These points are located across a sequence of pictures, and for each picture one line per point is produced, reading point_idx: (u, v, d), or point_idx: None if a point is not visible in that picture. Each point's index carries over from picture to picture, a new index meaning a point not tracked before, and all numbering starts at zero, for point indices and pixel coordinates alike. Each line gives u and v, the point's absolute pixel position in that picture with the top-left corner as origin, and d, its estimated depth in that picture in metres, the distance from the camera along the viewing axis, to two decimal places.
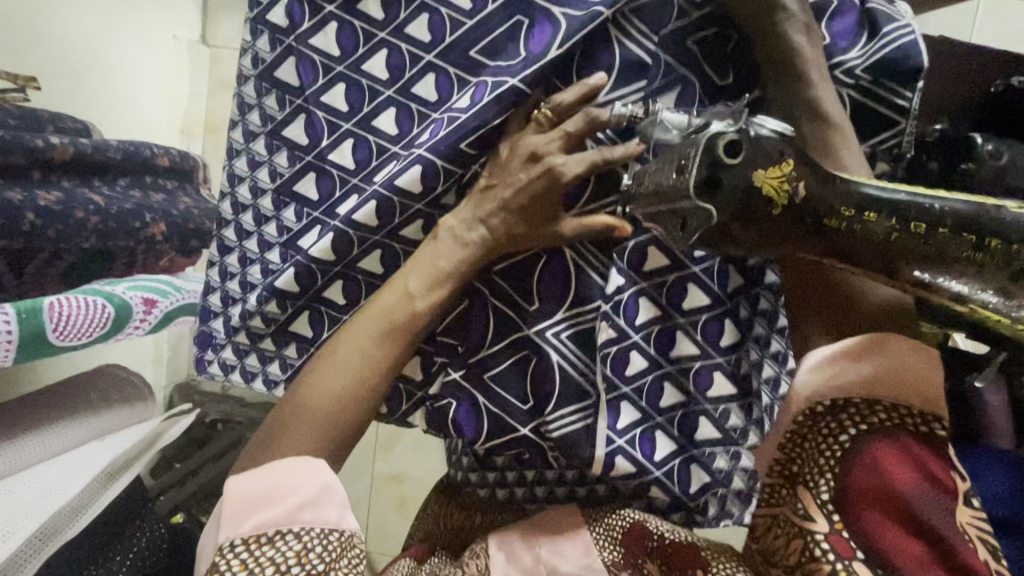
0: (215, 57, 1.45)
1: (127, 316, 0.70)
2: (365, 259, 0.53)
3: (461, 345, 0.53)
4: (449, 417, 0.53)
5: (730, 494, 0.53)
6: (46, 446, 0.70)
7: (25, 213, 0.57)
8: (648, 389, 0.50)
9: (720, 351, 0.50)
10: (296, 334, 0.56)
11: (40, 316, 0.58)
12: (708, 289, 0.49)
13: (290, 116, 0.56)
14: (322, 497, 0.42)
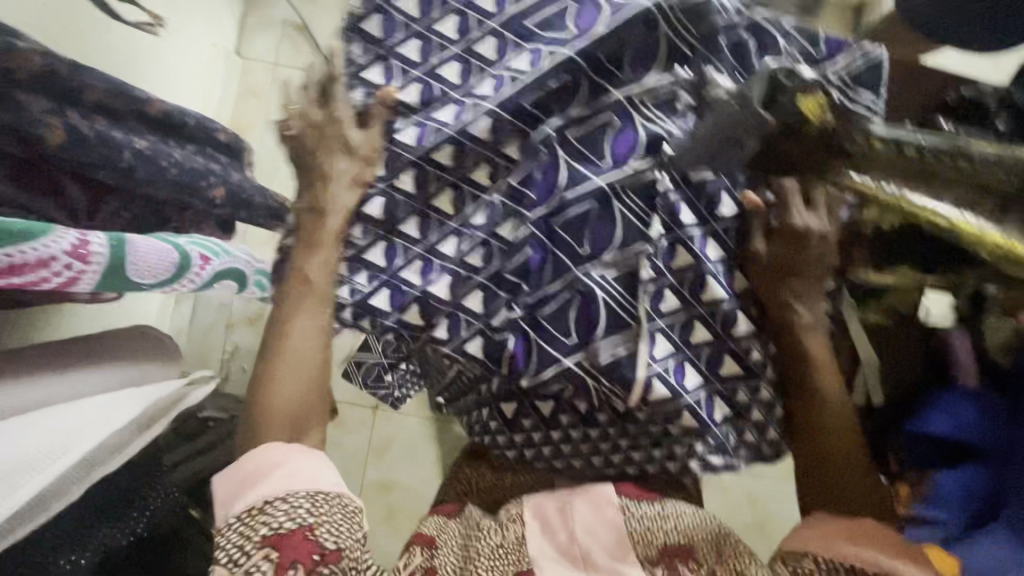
0: (247, 69, 1.54)
1: (186, 267, 0.72)
2: (439, 199, 0.66)
3: (523, 284, 0.62)
4: (507, 351, 0.63)
5: (749, 426, 0.64)
6: (70, 389, 0.68)
7: (123, 152, 0.61)
8: (681, 326, 0.60)
9: (735, 294, 0.61)
10: (370, 262, 0.67)
11: (124, 248, 0.60)
12: (723, 243, 0.61)
13: (406, 83, 0.66)
14: (271, 469, 0.56)
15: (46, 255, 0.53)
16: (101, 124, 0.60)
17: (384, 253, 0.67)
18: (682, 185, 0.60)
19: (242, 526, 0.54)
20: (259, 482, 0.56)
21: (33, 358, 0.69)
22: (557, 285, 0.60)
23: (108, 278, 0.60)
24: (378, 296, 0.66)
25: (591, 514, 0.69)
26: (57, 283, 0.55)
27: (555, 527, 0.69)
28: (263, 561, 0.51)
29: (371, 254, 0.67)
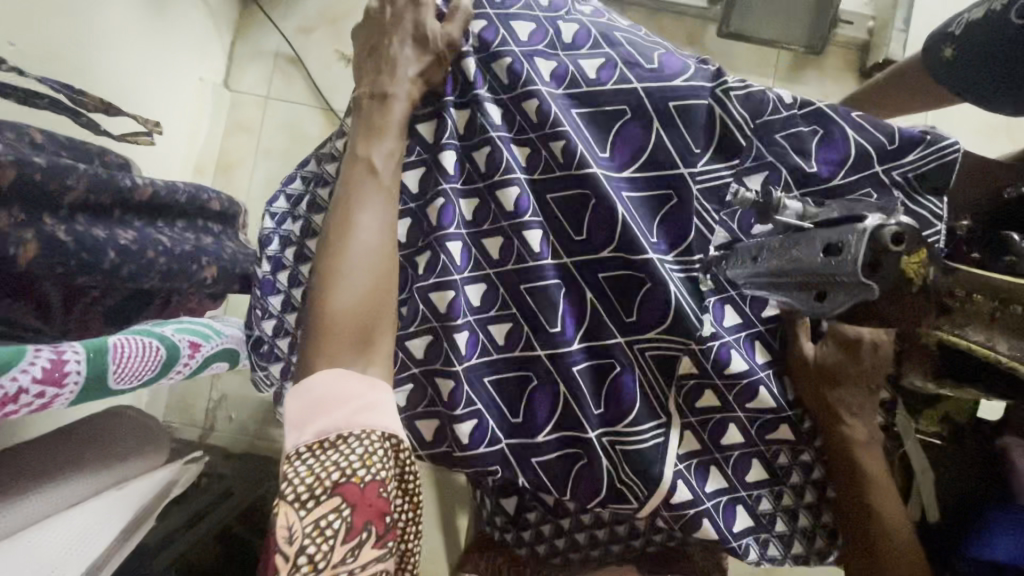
0: (235, 101, 1.46)
1: (175, 359, 0.66)
2: (473, 278, 0.62)
3: (552, 362, 0.60)
4: (525, 404, 0.61)
5: (772, 537, 0.60)
6: (65, 495, 0.60)
7: (107, 251, 0.55)
8: (715, 424, 0.59)
9: (786, 404, 0.58)
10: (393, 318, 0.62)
11: (105, 357, 0.55)
12: (770, 346, 0.59)
13: (412, 163, 0.63)
14: (366, 409, 0.45)
15: (16, 384, 0.46)
16: (82, 225, 0.53)
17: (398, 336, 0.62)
18: (732, 287, 0.57)
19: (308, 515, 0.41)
20: (320, 416, 0.45)
21: (19, 457, 0.60)
22: (597, 348, 0.60)
23: (86, 392, 0.54)
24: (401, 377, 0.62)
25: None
26: (29, 410, 0.49)
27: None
28: (336, 516, 0.41)
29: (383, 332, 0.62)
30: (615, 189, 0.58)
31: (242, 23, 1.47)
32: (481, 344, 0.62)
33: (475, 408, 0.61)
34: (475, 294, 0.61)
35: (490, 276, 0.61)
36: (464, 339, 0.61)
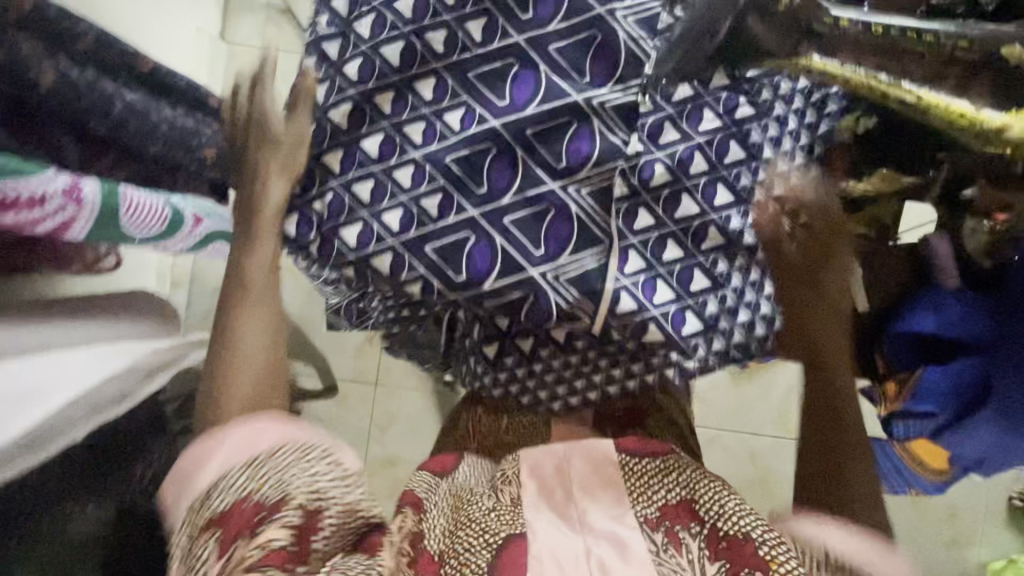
0: (231, 54, 1.52)
1: (178, 224, 0.72)
2: (410, 125, 0.61)
3: (484, 193, 0.60)
4: (465, 251, 0.60)
5: (719, 338, 0.64)
6: (66, 336, 0.70)
7: (114, 102, 0.61)
8: (653, 243, 0.62)
9: (714, 209, 0.62)
10: (328, 167, 0.61)
11: (117, 197, 0.60)
12: (706, 156, 0.61)
13: (329, 35, 0.63)
14: (243, 442, 0.60)
15: (40, 192, 0.53)
16: (90, 75, 0.60)
17: (333, 195, 0.61)
18: (659, 107, 0.61)
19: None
20: (214, 454, 0.59)
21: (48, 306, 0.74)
22: (529, 197, 0.60)
23: (100, 227, 0.60)
24: (349, 228, 0.61)
25: (590, 476, 0.71)
26: (50, 226, 0.56)
27: (551, 486, 0.70)
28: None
29: (323, 193, 0.62)
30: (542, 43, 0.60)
31: None
32: (415, 216, 0.60)
33: (417, 274, 0.61)
34: (416, 135, 0.61)
35: (427, 115, 0.61)
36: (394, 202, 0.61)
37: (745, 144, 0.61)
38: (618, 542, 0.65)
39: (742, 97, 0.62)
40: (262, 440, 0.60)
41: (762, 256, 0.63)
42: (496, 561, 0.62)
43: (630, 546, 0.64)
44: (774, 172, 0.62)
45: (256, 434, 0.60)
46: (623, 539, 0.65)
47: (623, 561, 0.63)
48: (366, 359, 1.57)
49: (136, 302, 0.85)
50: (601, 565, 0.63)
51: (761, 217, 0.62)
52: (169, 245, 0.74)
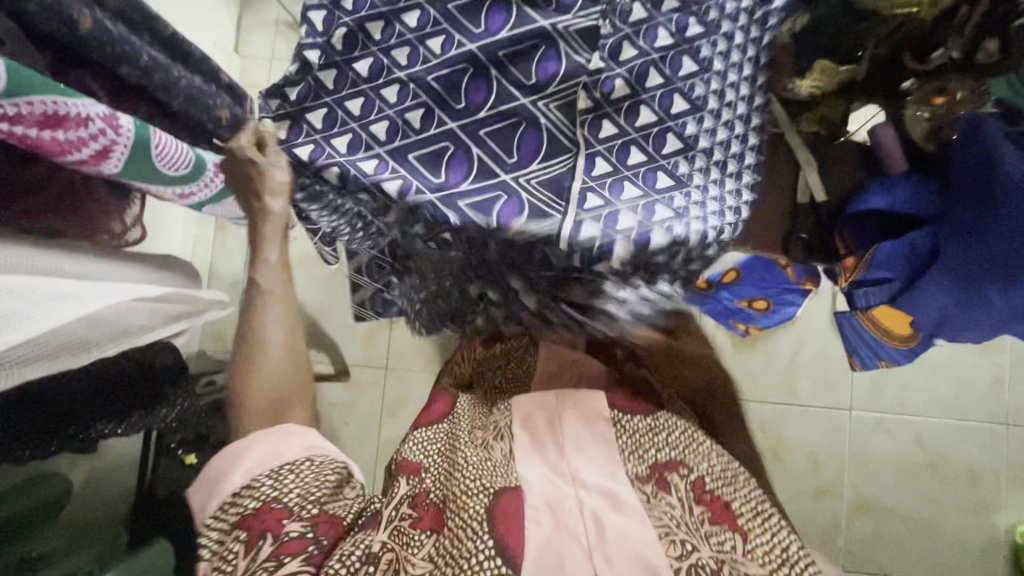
0: (244, 66, 1.67)
1: (200, 171, 0.79)
2: (397, 50, 0.67)
3: (461, 105, 0.67)
4: (443, 158, 0.66)
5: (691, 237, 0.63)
6: (110, 271, 0.81)
7: (143, 55, 0.70)
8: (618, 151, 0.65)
9: (669, 117, 0.65)
10: (323, 86, 0.68)
11: (148, 131, 0.67)
12: (661, 71, 0.65)
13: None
14: (271, 453, 0.67)
15: (84, 114, 0.59)
16: (121, 29, 0.68)
17: (327, 111, 0.68)
18: (618, 28, 0.65)
19: (218, 522, 0.64)
20: (252, 447, 0.68)
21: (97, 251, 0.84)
22: (502, 113, 0.66)
23: (134, 156, 0.67)
24: (340, 137, 0.68)
25: (581, 429, 0.68)
26: (93, 150, 0.62)
27: (543, 440, 0.69)
28: (236, 540, 0.61)
29: (316, 107, 0.68)
30: None
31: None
32: (399, 129, 0.67)
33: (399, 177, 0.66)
34: (402, 59, 0.67)
35: (412, 40, 0.67)
36: (384, 127, 0.67)
37: (697, 60, 0.65)
38: (610, 494, 0.63)
39: (693, 18, 0.65)
40: (292, 448, 0.68)
41: (720, 154, 0.66)
42: (495, 505, 0.61)
43: (621, 496, 0.62)
44: (723, 82, 0.65)
45: (289, 439, 0.69)
46: (614, 490, 0.63)
47: (615, 510, 0.61)
48: (376, 345, 1.59)
49: (165, 263, 0.95)
50: (596, 518, 0.61)
51: (716, 122, 0.65)
52: (191, 192, 0.80)
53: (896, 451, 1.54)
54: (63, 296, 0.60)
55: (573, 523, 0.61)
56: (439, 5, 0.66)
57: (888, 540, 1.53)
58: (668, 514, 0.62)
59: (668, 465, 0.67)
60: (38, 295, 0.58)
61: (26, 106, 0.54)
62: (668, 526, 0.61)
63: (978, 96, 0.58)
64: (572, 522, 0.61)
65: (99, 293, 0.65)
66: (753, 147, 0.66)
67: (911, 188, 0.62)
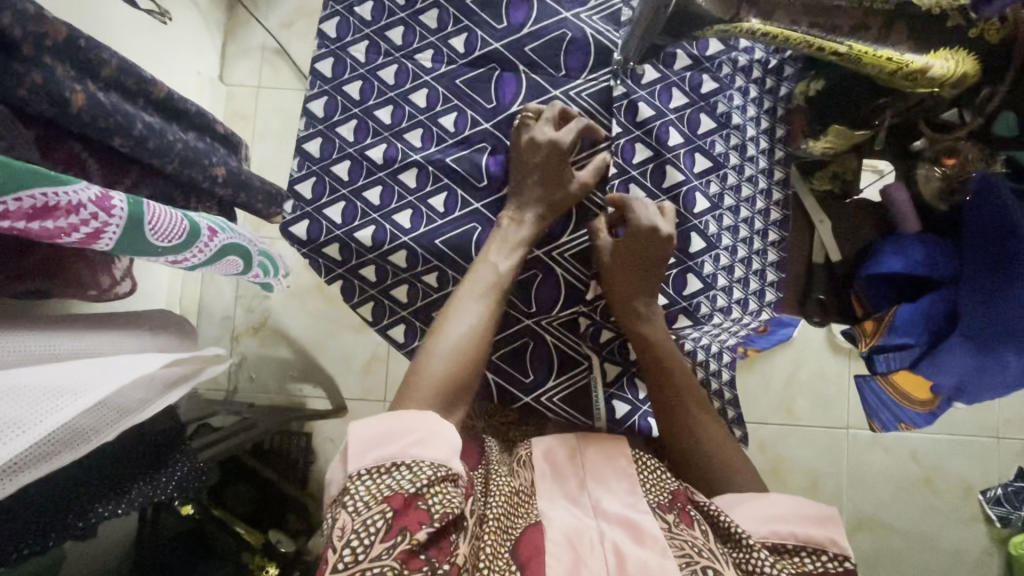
0: (230, 94, 1.61)
1: (197, 236, 0.74)
2: (409, 132, 0.68)
3: (480, 182, 0.67)
4: (473, 239, 0.67)
5: (720, 294, 0.71)
6: (120, 343, 0.74)
7: (137, 122, 0.68)
8: (673, 279, 0.71)
9: (694, 176, 0.69)
10: (335, 175, 0.67)
11: (142, 207, 0.65)
12: (681, 131, 0.69)
13: (321, 55, 0.68)
14: (430, 438, 0.49)
15: (75, 201, 0.58)
16: (114, 97, 0.67)
17: (345, 204, 0.67)
18: (633, 91, 0.68)
19: (369, 483, 0.47)
20: (411, 425, 0.50)
21: (96, 319, 0.78)
22: None
23: (128, 235, 0.64)
24: (362, 231, 0.67)
25: (604, 465, 0.62)
26: (83, 233, 0.61)
27: (564, 474, 0.62)
28: (380, 516, 0.44)
29: (333, 202, 0.67)
30: (515, 52, 0.68)
31: (230, 24, 1.61)
32: (424, 216, 0.67)
33: (432, 265, 0.67)
34: (415, 140, 0.68)
35: (424, 120, 0.68)
36: (407, 216, 0.67)
37: (715, 116, 0.69)
38: (631, 524, 0.54)
39: (706, 75, 0.69)
40: (447, 454, 0.49)
41: (745, 212, 0.70)
42: (518, 551, 0.51)
43: (644, 526, 0.53)
44: (744, 137, 0.69)
45: (446, 436, 0.50)
46: (635, 520, 0.54)
47: (636, 542, 0.52)
48: (373, 376, 1.49)
49: (167, 319, 0.89)
50: (616, 551, 0.52)
51: (738, 178, 0.70)
52: (183, 258, 0.75)
53: (893, 465, 1.42)
54: (55, 395, 0.56)
55: (593, 561, 0.51)
56: (446, 79, 0.68)
57: (910, 564, 1.40)
58: (691, 543, 0.52)
59: (681, 498, 0.58)
60: (32, 395, 0.55)
61: (15, 203, 0.53)
62: (689, 553, 0.51)
63: (986, 158, 0.54)
64: (591, 559, 0.51)
65: (97, 380, 0.61)
66: (777, 202, 0.70)
67: (926, 247, 0.60)
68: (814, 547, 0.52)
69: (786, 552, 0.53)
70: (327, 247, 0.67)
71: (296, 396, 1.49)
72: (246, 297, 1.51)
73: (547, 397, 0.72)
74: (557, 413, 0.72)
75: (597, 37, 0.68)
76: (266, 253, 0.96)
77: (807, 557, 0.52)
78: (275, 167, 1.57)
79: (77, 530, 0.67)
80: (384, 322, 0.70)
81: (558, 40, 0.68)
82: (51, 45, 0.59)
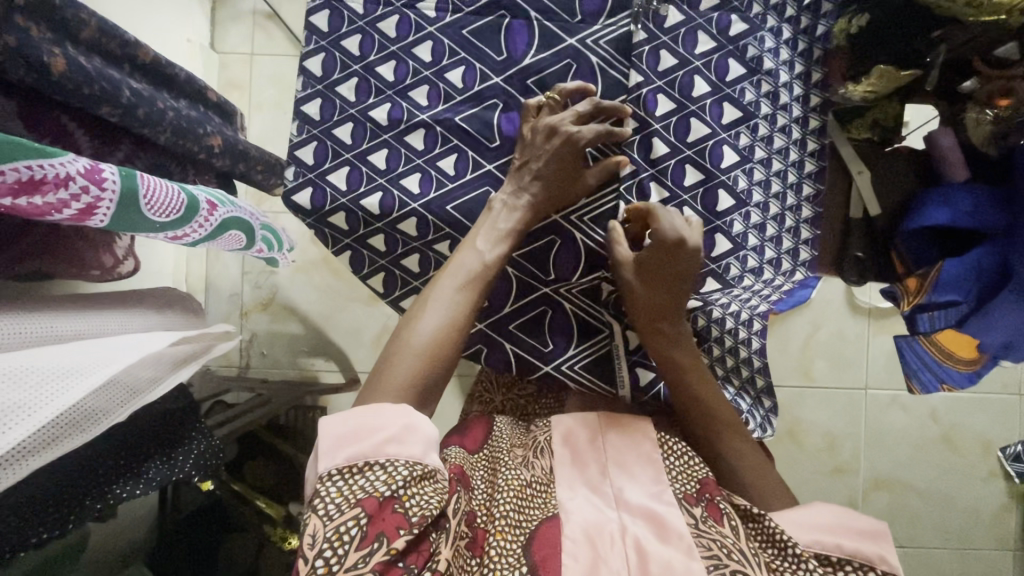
0: (223, 62, 1.54)
1: (195, 211, 0.70)
2: (414, 90, 0.63)
3: (493, 141, 0.63)
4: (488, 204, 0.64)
5: (750, 254, 0.66)
6: (126, 324, 0.72)
7: (123, 89, 0.64)
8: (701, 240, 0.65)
9: (722, 128, 0.63)
10: (337, 138, 0.63)
11: (136, 180, 0.61)
12: (707, 78, 0.63)
13: (316, 7, 0.63)
14: (404, 434, 0.48)
15: (63, 174, 0.55)
16: (96, 62, 0.63)
17: (350, 169, 0.63)
18: (654, 35, 0.62)
19: (342, 482, 0.46)
20: (380, 423, 0.48)
21: (99, 297, 0.75)
22: None
23: (123, 211, 0.61)
24: (369, 198, 0.63)
25: (626, 450, 0.61)
26: (75, 209, 0.58)
27: (585, 460, 0.61)
28: (354, 523, 0.43)
29: (336, 167, 0.63)
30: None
31: None
32: (434, 180, 0.63)
33: (444, 233, 0.64)
34: (421, 98, 0.63)
35: (429, 76, 0.63)
36: (416, 180, 0.63)
37: (745, 60, 0.63)
38: (655, 520, 0.53)
39: (735, 15, 0.63)
40: (422, 454, 0.48)
41: (778, 165, 0.64)
42: (531, 544, 0.51)
43: (668, 521, 0.53)
44: (776, 83, 0.63)
45: (419, 434, 0.48)
46: (659, 514, 0.54)
47: (659, 539, 0.52)
48: None
49: (173, 296, 0.87)
50: (637, 548, 0.52)
51: (771, 129, 0.64)
52: (183, 234, 0.71)
53: (913, 426, 1.40)
54: (60, 377, 0.54)
55: (613, 560, 0.51)
56: (452, 30, 0.63)
57: (927, 521, 1.40)
58: (719, 543, 0.51)
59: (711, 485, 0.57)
60: (35, 377, 0.53)
61: None
62: (717, 556, 0.50)
63: None
64: (612, 558, 0.51)
65: (103, 360, 0.59)
66: (813, 153, 0.64)
67: (974, 197, 0.55)
68: (861, 562, 0.51)
69: (829, 564, 0.52)
70: (332, 216, 0.64)
71: (309, 370, 1.48)
72: (253, 273, 1.49)
73: (569, 365, 0.69)
74: (578, 380, 0.69)
75: None
76: (269, 226, 0.92)
77: (853, 571, 0.51)
78: (274, 139, 1.52)
79: (97, 511, 0.66)
80: (395, 293, 0.67)
81: None
82: (23, 5, 0.55)
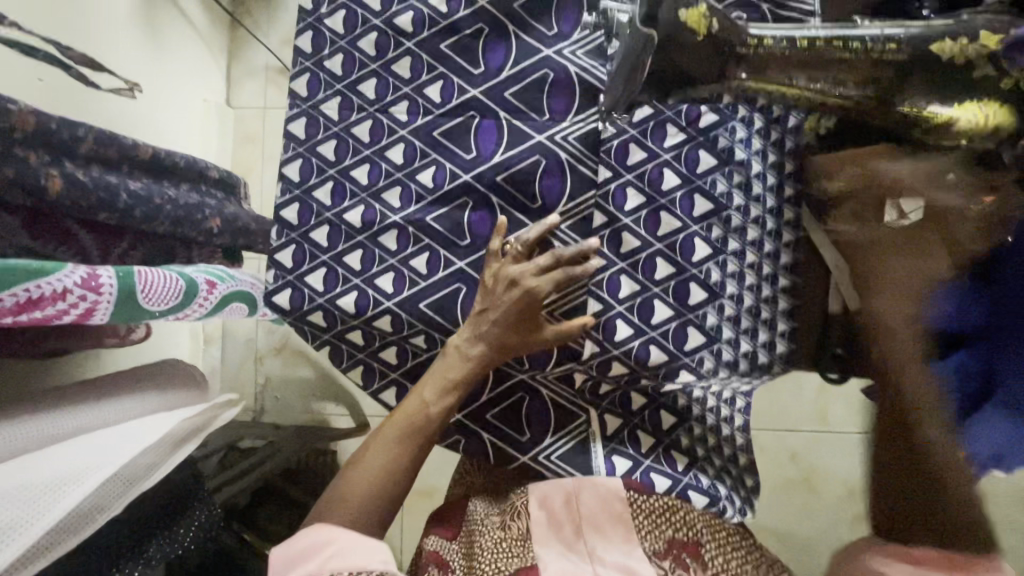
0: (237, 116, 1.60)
1: (193, 293, 0.74)
2: (387, 191, 0.65)
3: (462, 240, 0.64)
4: (459, 301, 0.64)
5: (726, 346, 0.64)
6: (139, 406, 0.77)
7: (120, 193, 0.68)
8: (674, 333, 0.64)
9: (694, 220, 0.63)
10: (314, 241, 0.65)
11: (133, 278, 0.65)
12: (677, 171, 0.63)
13: (294, 115, 0.66)
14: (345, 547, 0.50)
15: (60, 288, 0.58)
16: (95, 172, 0.67)
17: (326, 270, 0.65)
18: (620, 130, 0.62)
19: None
20: (323, 544, 0.51)
21: (110, 382, 0.80)
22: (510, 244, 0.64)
23: (123, 306, 0.65)
24: (345, 297, 0.65)
25: (600, 511, 0.63)
26: (75, 314, 0.62)
27: (562, 521, 0.64)
28: None
29: (313, 268, 0.65)
30: (495, 98, 0.64)
31: (233, 46, 1.60)
32: (407, 279, 0.65)
33: (417, 329, 0.65)
34: (394, 199, 0.65)
35: (401, 177, 0.65)
36: (389, 280, 0.65)
37: (715, 152, 0.62)
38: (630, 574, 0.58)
39: (705, 106, 0.62)
40: (368, 560, 0.49)
41: (752, 256, 0.64)
42: None
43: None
44: (749, 173, 0.63)
45: (359, 552, 0.50)
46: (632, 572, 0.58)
47: None
48: None
49: (181, 369, 0.90)
50: None
51: (743, 220, 0.63)
52: (186, 315, 0.75)
53: None
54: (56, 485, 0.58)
55: None
56: (423, 132, 0.64)
57: None
58: None
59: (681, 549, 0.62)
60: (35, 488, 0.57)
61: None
62: None
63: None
64: None
65: (102, 459, 0.63)
66: (787, 244, 0.64)
67: (958, 296, 0.53)
68: None
69: None
70: (311, 315, 0.66)
71: (320, 414, 1.51)
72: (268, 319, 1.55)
73: (544, 455, 0.69)
74: (555, 472, 0.69)
75: (581, 74, 0.62)
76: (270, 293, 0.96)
77: None
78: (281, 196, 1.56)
79: None
80: (374, 386, 0.70)
81: (541, 79, 0.63)
82: (21, 136, 0.60)
